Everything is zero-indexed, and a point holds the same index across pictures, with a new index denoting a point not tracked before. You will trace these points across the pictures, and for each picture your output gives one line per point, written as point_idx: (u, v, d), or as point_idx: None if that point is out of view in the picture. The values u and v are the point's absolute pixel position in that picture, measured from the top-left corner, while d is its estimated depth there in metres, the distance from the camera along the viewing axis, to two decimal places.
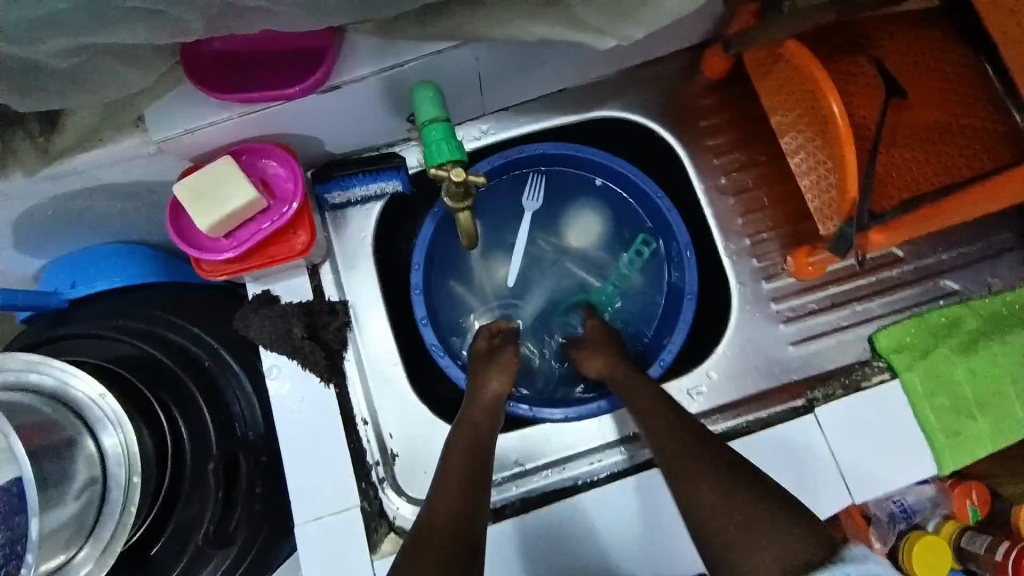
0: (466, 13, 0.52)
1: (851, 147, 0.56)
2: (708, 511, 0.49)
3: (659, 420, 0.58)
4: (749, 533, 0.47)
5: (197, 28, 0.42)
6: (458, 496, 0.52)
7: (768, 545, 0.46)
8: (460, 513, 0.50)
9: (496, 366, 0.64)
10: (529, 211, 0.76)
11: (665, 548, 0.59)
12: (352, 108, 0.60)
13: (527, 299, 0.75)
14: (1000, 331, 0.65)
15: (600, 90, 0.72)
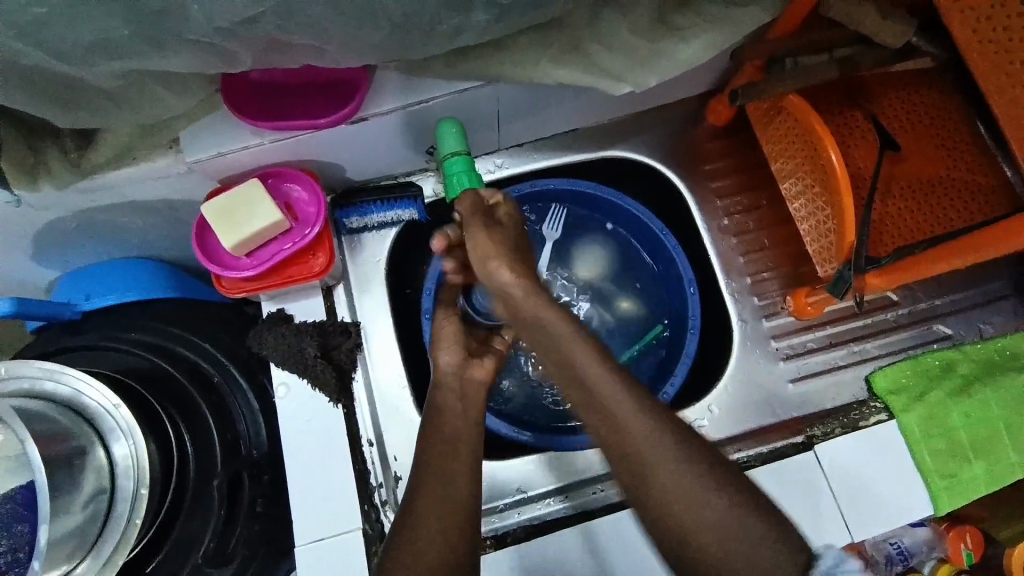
0: (494, 56, 0.56)
1: (849, 195, 0.59)
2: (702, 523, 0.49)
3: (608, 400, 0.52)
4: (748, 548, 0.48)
5: (244, 58, 0.45)
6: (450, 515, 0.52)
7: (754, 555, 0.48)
8: (449, 530, 0.51)
9: (444, 339, 0.61)
10: (551, 240, 0.78)
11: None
12: (377, 139, 0.64)
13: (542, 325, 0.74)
14: (992, 376, 0.67)
15: (611, 131, 0.76)
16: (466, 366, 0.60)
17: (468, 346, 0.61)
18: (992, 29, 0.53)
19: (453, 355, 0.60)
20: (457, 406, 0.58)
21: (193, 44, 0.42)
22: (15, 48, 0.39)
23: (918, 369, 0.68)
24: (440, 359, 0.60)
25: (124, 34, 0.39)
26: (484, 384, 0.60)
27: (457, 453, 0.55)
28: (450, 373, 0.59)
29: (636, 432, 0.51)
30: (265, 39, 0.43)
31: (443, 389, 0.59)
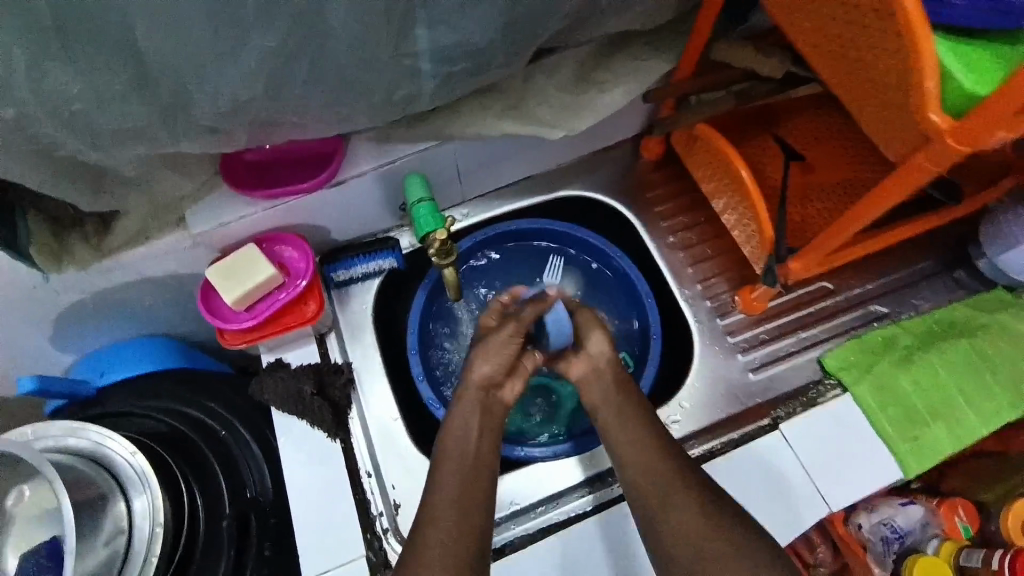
0: (445, 119, 0.68)
1: (760, 203, 0.70)
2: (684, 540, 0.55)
3: (630, 429, 0.61)
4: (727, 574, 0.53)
5: (242, 136, 0.56)
6: (447, 530, 0.54)
7: None
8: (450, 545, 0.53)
9: (484, 349, 0.64)
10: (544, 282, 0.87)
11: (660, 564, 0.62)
12: (357, 199, 0.74)
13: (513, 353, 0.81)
14: (932, 344, 0.73)
15: (562, 175, 0.88)
16: (497, 383, 0.64)
17: (509, 363, 0.65)
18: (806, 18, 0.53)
19: (489, 370, 0.63)
20: (474, 433, 0.61)
21: (200, 127, 0.52)
22: (56, 139, 0.49)
23: (864, 347, 0.74)
24: (476, 368, 0.64)
25: (147, 123, 0.50)
26: (507, 405, 0.65)
27: (465, 463, 0.59)
28: (481, 385, 0.63)
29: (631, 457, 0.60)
30: (260, 117, 0.54)
31: (469, 398, 0.63)
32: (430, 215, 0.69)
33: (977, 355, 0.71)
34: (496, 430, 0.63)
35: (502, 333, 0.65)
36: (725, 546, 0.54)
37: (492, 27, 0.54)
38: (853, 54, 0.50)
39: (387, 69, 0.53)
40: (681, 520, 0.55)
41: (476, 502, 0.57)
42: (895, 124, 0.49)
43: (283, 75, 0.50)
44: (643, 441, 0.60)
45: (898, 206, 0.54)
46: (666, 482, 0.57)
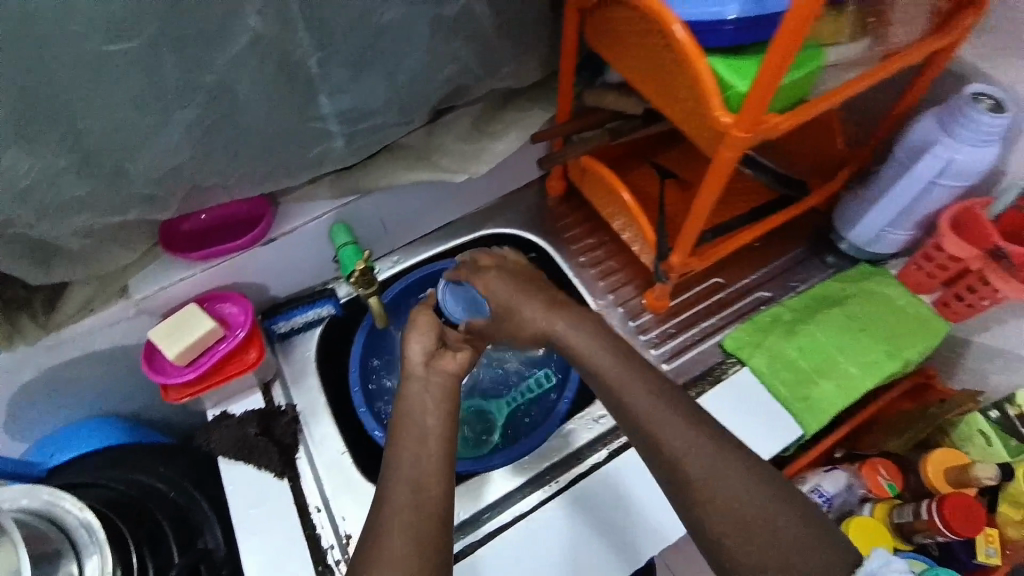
0: (361, 176, 0.79)
1: (642, 217, 0.81)
2: (697, 472, 0.60)
3: (636, 383, 0.66)
4: (746, 494, 0.58)
5: (175, 201, 0.64)
6: (406, 534, 0.57)
7: (761, 506, 0.57)
8: (414, 549, 0.56)
9: (415, 328, 0.72)
10: None
11: (595, 544, 0.68)
12: (292, 255, 0.82)
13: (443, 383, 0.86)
14: (811, 315, 0.83)
15: (481, 217, 0.98)
16: (435, 356, 0.70)
17: (440, 337, 0.73)
18: (627, 43, 0.64)
19: (424, 344, 0.71)
20: (417, 419, 0.66)
21: (138, 195, 0.60)
22: (7, 216, 0.56)
23: (755, 326, 0.83)
24: (414, 346, 0.71)
25: (90, 194, 0.58)
26: (454, 374, 0.70)
27: (419, 458, 0.63)
28: (418, 362, 0.70)
29: (641, 403, 0.64)
30: (193, 180, 0.62)
31: (413, 377, 0.69)
32: (355, 254, 0.78)
33: (849, 319, 0.82)
34: (444, 404, 0.67)
35: (427, 313, 0.73)
36: (735, 469, 0.59)
37: (381, 90, 0.65)
38: (664, 67, 0.60)
39: (297, 130, 0.64)
40: (689, 452, 0.61)
41: (430, 493, 0.60)
42: (697, 117, 0.59)
43: (207, 142, 0.59)
44: (647, 396, 0.65)
45: (721, 194, 0.64)
46: (665, 424, 0.62)
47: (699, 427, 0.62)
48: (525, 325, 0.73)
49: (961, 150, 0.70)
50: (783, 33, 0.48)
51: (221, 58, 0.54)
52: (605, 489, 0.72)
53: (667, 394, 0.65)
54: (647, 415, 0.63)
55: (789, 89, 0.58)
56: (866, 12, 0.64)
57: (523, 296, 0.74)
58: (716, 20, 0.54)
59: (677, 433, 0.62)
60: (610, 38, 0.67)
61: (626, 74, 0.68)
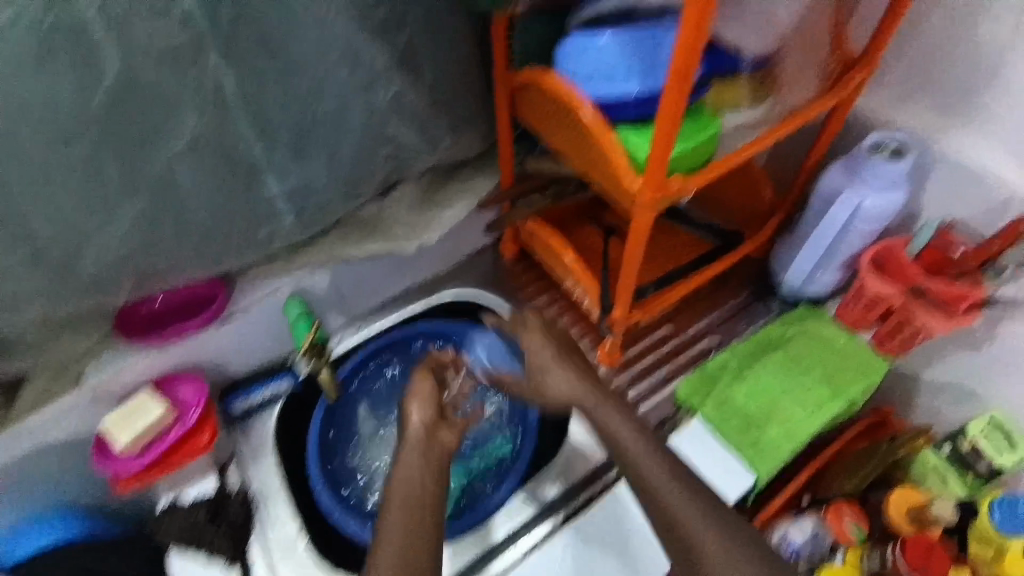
0: (313, 253, 0.82)
1: (586, 277, 0.85)
2: (677, 518, 0.65)
3: (635, 442, 0.69)
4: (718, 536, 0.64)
5: (124, 293, 0.65)
6: None
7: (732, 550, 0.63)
8: None
9: (415, 395, 0.72)
10: None
11: None
12: (249, 332, 0.84)
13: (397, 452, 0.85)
14: (756, 359, 0.86)
15: (439, 282, 1.02)
16: (434, 426, 0.70)
17: (439, 406, 0.73)
18: (546, 118, 0.70)
19: (424, 413, 0.71)
20: (413, 482, 0.66)
21: (86, 287, 0.62)
22: None
23: (705, 374, 0.85)
24: (414, 414, 0.71)
25: (38, 289, 0.59)
26: (448, 445, 0.70)
27: (415, 526, 0.63)
28: (420, 428, 0.70)
29: (641, 462, 0.68)
30: (138, 267, 0.63)
31: (411, 445, 0.69)
32: (308, 326, 0.81)
33: (791, 361, 0.85)
34: (440, 472, 0.68)
35: (427, 379, 0.73)
36: (708, 516, 0.65)
37: (325, 173, 0.68)
38: (578, 137, 0.66)
39: (247, 214, 0.67)
40: (671, 498, 0.66)
41: (418, 563, 0.61)
42: (611, 181, 0.64)
43: (156, 232, 0.62)
44: (645, 454, 0.69)
45: (645, 247, 0.68)
46: (652, 477, 0.67)
47: (678, 474, 0.68)
48: (547, 391, 0.75)
49: (869, 196, 0.75)
50: (663, 107, 0.54)
51: (163, 154, 0.58)
52: (610, 517, 0.77)
53: (656, 448, 0.69)
54: (642, 471, 0.68)
55: (695, 154, 0.64)
56: (765, 75, 0.70)
57: (554, 364, 0.75)
58: (614, 96, 0.60)
59: (662, 485, 0.67)
60: (532, 112, 0.73)
61: (549, 138, 0.73)
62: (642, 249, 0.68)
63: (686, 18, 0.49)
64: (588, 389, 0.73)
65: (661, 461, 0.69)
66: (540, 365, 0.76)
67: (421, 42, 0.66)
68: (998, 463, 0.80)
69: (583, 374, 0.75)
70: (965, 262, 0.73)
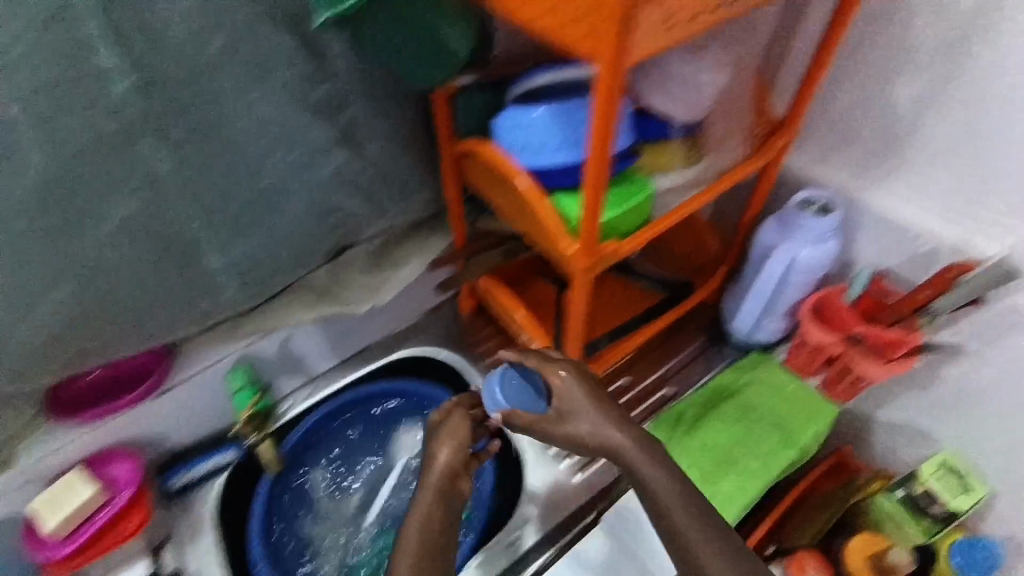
0: (260, 319, 0.81)
1: (537, 333, 0.87)
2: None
3: (672, 500, 0.61)
4: None
5: (52, 374, 0.63)
6: None
7: None
8: None
9: (445, 432, 0.67)
10: (398, 439, 0.92)
11: None
12: (192, 403, 0.81)
13: (347, 521, 0.86)
14: (711, 409, 0.87)
15: (398, 339, 0.99)
16: (455, 470, 0.66)
17: (466, 448, 0.67)
18: (488, 184, 0.72)
19: (451, 452, 0.66)
20: (428, 531, 0.62)
21: (10, 372, 0.60)
22: None
23: (661, 427, 0.86)
24: (441, 454, 0.66)
25: None
26: (467, 495, 0.66)
27: (433, 557, 0.60)
28: (443, 471, 0.65)
29: (680, 522, 0.60)
30: (71, 349, 0.62)
31: (431, 488, 0.64)
32: (246, 399, 0.80)
33: (744, 410, 0.86)
34: (455, 522, 0.64)
35: (461, 417, 0.68)
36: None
37: (263, 241, 0.69)
38: (516, 203, 0.68)
39: (186, 283, 0.67)
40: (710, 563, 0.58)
41: None
42: (548, 246, 0.66)
43: (87, 313, 0.61)
44: (683, 515, 0.60)
45: (589, 306, 0.70)
46: (688, 542, 0.59)
47: (717, 536, 0.59)
48: (579, 439, 0.64)
49: (801, 250, 0.78)
50: (588, 181, 0.55)
51: (93, 238, 0.58)
52: (625, 548, 0.77)
53: (697, 508, 0.61)
54: (681, 533, 0.59)
55: (629, 216, 0.66)
56: (693, 141, 0.74)
57: (586, 405, 0.65)
58: (546, 167, 0.62)
59: (701, 551, 0.59)
60: (476, 176, 0.74)
61: (493, 200, 0.74)
62: (585, 308, 0.70)
63: (600, 86, 0.47)
64: (626, 440, 0.63)
65: (702, 523, 0.60)
66: (570, 409, 0.65)
67: (364, 119, 0.69)
68: (953, 506, 0.80)
69: (623, 421, 0.65)
70: (898, 309, 0.74)
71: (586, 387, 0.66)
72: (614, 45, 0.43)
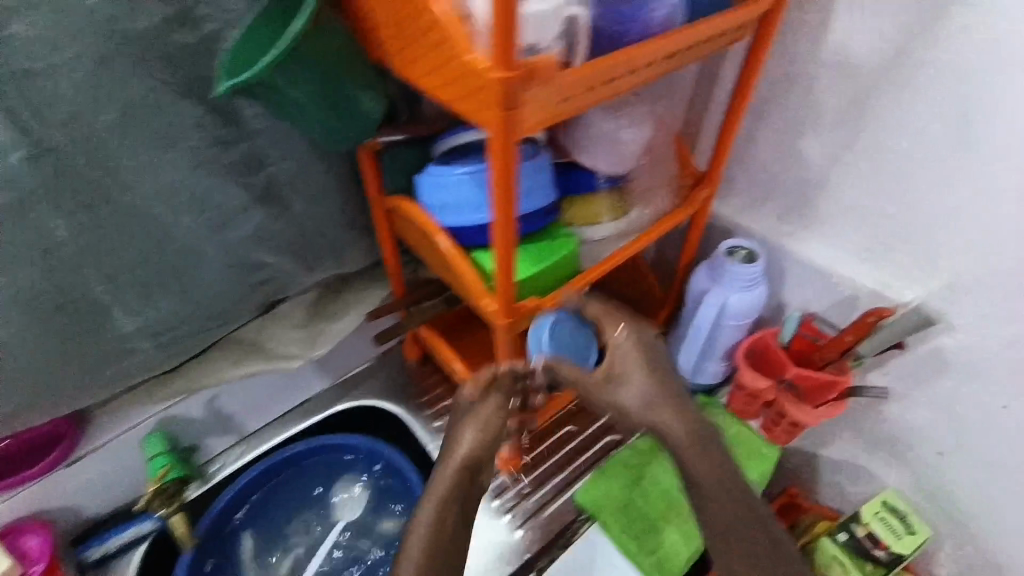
0: (185, 377, 0.77)
1: None
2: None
3: (718, 490, 0.57)
4: None
5: None
6: None
7: None
8: None
9: (472, 412, 0.59)
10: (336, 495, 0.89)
11: None
12: (109, 469, 0.78)
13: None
14: (655, 455, 0.85)
15: (340, 391, 0.95)
16: (482, 445, 0.58)
17: (496, 429, 0.59)
18: (416, 239, 0.72)
19: (475, 431, 0.58)
20: (445, 518, 0.55)
21: None
22: None
23: (604, 476, 0.83)
24: (465, 435, 0.58)
25: None
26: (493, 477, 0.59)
27: (441, 544, 0.55)
28: (468, 454, 0.57)
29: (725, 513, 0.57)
30: None
31: (453, 468, 0.57)
32: (158, 469, 0.76)
33: None
34: (462, 507, 0.56)
35: (495, 402, 0.59)
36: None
37: (176, 304, 0.67)
38: (440, 261, 0.68)
39: (93, 350, 0.64)
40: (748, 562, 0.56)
41: None
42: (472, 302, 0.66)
43: None
44: (731, 508, 0.57)
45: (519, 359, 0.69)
46: (735, 533, 0.57)
47: (761, 534, 0.57)
48: (625, 410, 0.60)
49: (730, 295, 0.79)
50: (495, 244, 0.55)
51: None
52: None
53: (747, 503, 0.57)
54: (726, 526, 0.56)
55: (552, 271, 0.66)
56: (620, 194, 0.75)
57: (640, 375, 0.60)
58: (465, 227, 0.63)
59: (738, 550, 0.57)
60: (404, 231, 0.74)
61: (422, 254, 0.74)
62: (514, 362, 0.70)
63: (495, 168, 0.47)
64: (677, 417, 0.59)
65: (748, 518, 0.57)
66: (625, 375, 0.60)
67: (288, 177, 0.66)
68: (896, 550, 0.77)
69: (675, 398, 0.60)
70: (828, 351, 0.74)
71: (643, 356, 0.61)
72: (499, 125, 0.42)
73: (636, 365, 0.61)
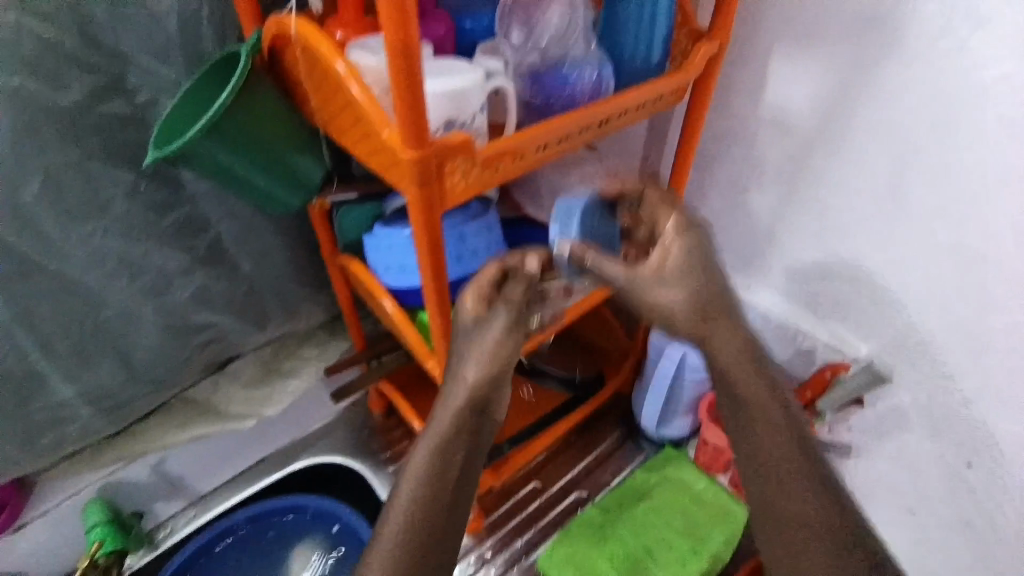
0: (129, 444, 0.76)
1: None
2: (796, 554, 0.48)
3: (771, 420, 0.51)
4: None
5: None
6: None
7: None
8: None
9: (482, 329, 0.51)
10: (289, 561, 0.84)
11: None
12: (49, 539, 0.75)
13: None
14: (621, 515, 0.82)
15: (299, 447, 0.92)
16: (493, 352, 0.50)
17: (511, 345, 0.51)
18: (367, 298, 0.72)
19: (480, 362, 0.50)
20: (450, 448, 0.51)
21: None
22: None
23: (570, 538, 0.80)
24: (471, 371, 0.51)
25: None
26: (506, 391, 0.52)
27: (448, 477, 0.51)
28: (479, 373, 0.50)
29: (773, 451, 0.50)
30: None
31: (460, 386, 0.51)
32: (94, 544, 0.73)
33: (653, 515, 0.82)
34: (473, 435, 0.52)
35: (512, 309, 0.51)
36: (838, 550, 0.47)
37: (118, 370, 0.66)
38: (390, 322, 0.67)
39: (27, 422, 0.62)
40: (798, 517, 0.48)
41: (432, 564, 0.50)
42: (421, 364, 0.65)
43: None
44: (782, 444, 0.50)
45: None
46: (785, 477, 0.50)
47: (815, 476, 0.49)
48: (672, 314, 0.49)
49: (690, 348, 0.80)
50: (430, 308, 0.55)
51: None
52: None
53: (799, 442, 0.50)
54: (777, 468, 0.50)
55: None
56: None
57: (699, 273, 0.48)
58: (408, 290, 0.62)
59: (790, 501, 0.49)
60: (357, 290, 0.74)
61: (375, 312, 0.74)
62: None
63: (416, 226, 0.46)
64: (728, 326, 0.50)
65: (802, 459, 0.50)
66: (685, 272, 0.48)
67: (232, 237, 0.67)
68: None
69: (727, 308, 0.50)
70: None
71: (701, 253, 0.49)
72: (420, 199, 0.43)
73: (689, 270, 0.49)
